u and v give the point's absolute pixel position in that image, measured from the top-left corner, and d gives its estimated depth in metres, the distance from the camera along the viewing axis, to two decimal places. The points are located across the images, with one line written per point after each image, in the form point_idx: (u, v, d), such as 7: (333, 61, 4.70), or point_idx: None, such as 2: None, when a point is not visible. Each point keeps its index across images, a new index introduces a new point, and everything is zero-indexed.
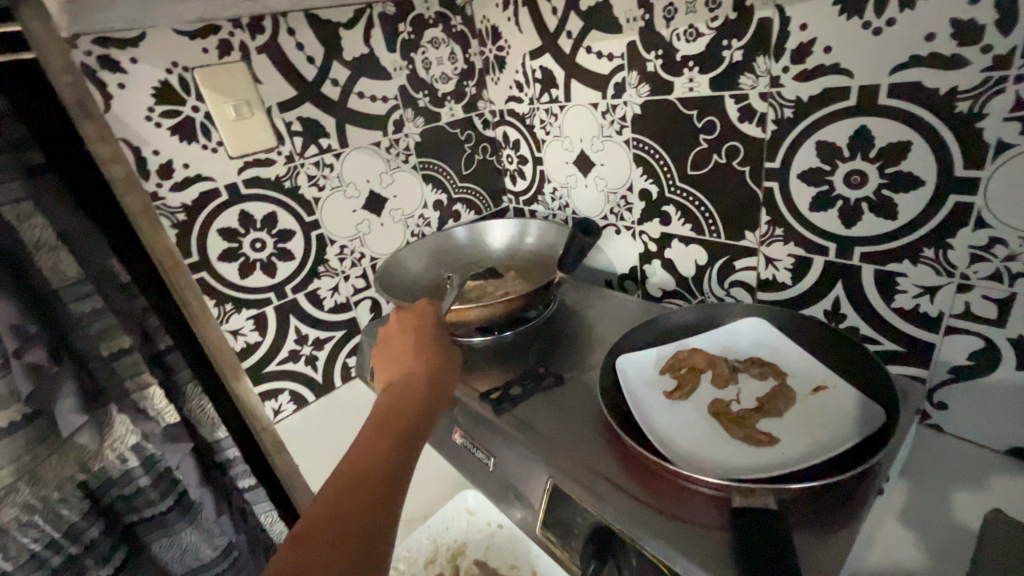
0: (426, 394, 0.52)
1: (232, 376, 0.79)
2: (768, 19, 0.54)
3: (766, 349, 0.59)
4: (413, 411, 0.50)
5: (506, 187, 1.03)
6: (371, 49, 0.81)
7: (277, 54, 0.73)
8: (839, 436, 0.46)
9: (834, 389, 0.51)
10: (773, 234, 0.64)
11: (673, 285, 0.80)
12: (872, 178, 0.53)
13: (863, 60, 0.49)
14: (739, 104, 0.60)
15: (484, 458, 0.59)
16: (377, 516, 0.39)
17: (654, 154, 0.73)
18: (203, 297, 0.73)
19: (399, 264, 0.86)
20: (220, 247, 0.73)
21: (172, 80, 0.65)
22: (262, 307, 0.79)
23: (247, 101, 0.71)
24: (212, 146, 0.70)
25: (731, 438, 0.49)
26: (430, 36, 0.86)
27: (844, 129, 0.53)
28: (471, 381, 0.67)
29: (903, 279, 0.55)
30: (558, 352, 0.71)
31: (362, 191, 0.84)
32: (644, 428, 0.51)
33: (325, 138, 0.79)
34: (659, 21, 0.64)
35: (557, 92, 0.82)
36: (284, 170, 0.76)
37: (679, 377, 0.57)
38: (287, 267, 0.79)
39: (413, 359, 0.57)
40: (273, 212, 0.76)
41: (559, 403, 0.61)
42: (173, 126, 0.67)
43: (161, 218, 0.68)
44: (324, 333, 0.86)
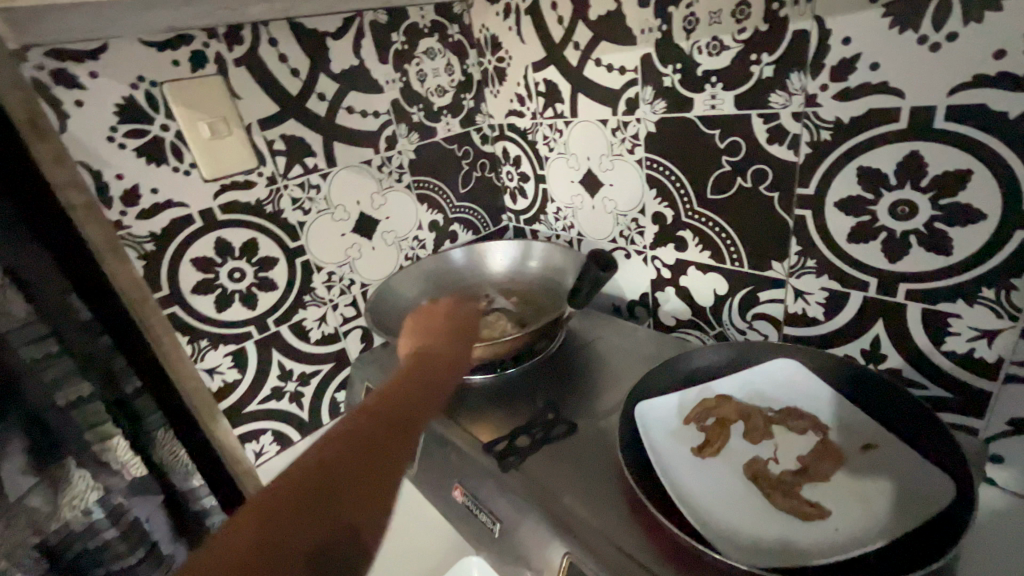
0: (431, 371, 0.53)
1: (209, 418, 0.71)
2: (804, 32, 0.49)
3: (802, 396, 0.53)
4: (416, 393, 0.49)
5: (505, 205, 0.97)
6: (361, 60, 0.74)
7: (257, 67, 0.66)
8: (902, 510, 0.40)
9: (886, 448, 0.45)
10: (804, 265, 0.58)
11: (689, 315, 0.74)
12: (922, 209, 0.47)
13: (917, 78, 0.44)
14: (769, 124, 0.54)
15: (489, 522, 0.52)
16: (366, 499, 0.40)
17: (670, 176, 0.67)
18: (175, 333, 0.66)
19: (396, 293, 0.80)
20: (194, 278, 0.66)
21: (138, 95, 0.59)
22: (242, 342, 0.72)
23: (224, 118, 0.64)
24: (185, 168, 0.63)
25: (773, 509, 0.43)
26: (425, 46, 0.80)
27: (891, 154, 0.47)
28: (473, 428, 0.60)
29: (956, 321, 0.49)
30: (567, 393, 0.65)
31: (352, 214, 0.78)
32: (673, 496, 0.45)
33: (311, 157, 0.72)
34: (677, 32, 0.58)
35: (562, 107, 0.76)
36: (265, 192, 0.69)
37: (707, 430, 0.51)
38: (269, 297, 0.73)
39: (439, 342, 0.58)
40: (253, 238, 0.70)
41: (573, 457, 0.54)
42: (139, 146, 0.60)
43: (126, 249, 0.61)
44: (310, 366, 0.80)
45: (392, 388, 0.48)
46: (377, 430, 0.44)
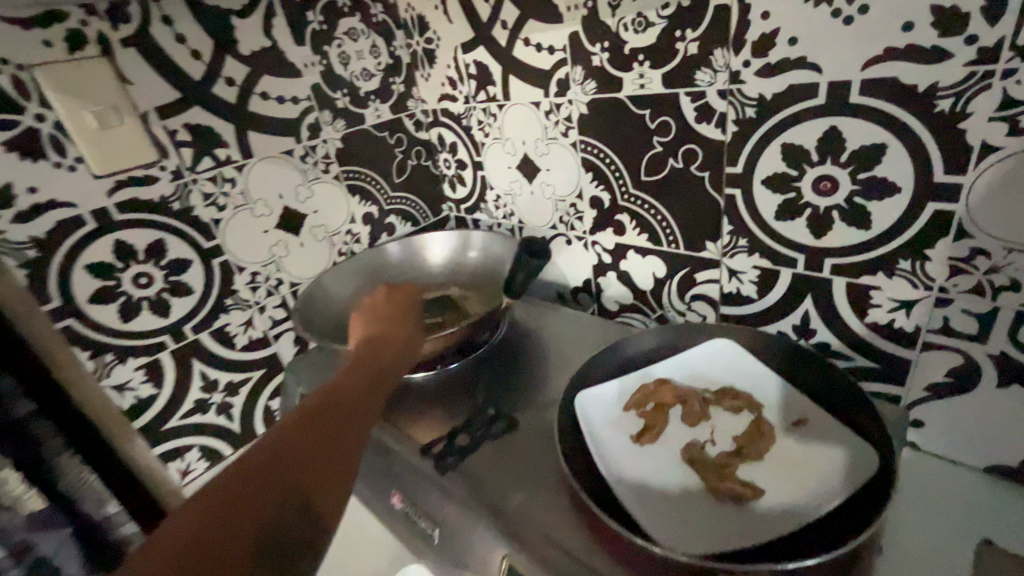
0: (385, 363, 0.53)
1: (122, 437, 0.66)
2: (725, 6, 0.48)
3: (736, 374, 0.53)
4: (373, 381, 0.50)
5: (445, 195, 0.94)
6: (273, 41, 0.69)
7: (151, 48, 0.59)
8: (830, 485, 0.40)
9: (815, 422, 0.46)
10: (737, 244, 0.58)
11: (631, 299, 0.74)
12: (843, 184, 0.48)
13: (832, 51, 0.44)
14: (696, 103, 0.54)
15: (428, 528, 0.50)
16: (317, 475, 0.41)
17: (605, 159, 0.65)
18: (73, 348, 0.60)
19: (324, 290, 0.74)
20: (91, 286, 0.59)
21: (2, 81, 0.51)
22: (155, 353, 0.65)
23: (114, 106, 0.58)
24: (69, 163, 0.56)
25: (711, 492, 0.43)
26: (346, 26, 0.75)
27: (811, 130, 0.47)
28: (411, 430, 0.58)
29: (877, 293, 0.50)
30: (509, 386, 0.63)
31: (274, 209, 0.73)
32: (613, 488, 0.44)
33: (222, 148, 0.66)
34: (603, 9, 0.56)
35: (495, 90, 0.73)
36: (170, 188, 0.63)
37: (646, 416, 0.50)
38: (183, 303, 0.67)
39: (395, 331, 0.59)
40: (160, 239, 0.63)
41: (514, 452, 0.53)
42: (8, 140, 0.52)
43: (2, 256, 0.54)
44: (238, 375, 0.74)
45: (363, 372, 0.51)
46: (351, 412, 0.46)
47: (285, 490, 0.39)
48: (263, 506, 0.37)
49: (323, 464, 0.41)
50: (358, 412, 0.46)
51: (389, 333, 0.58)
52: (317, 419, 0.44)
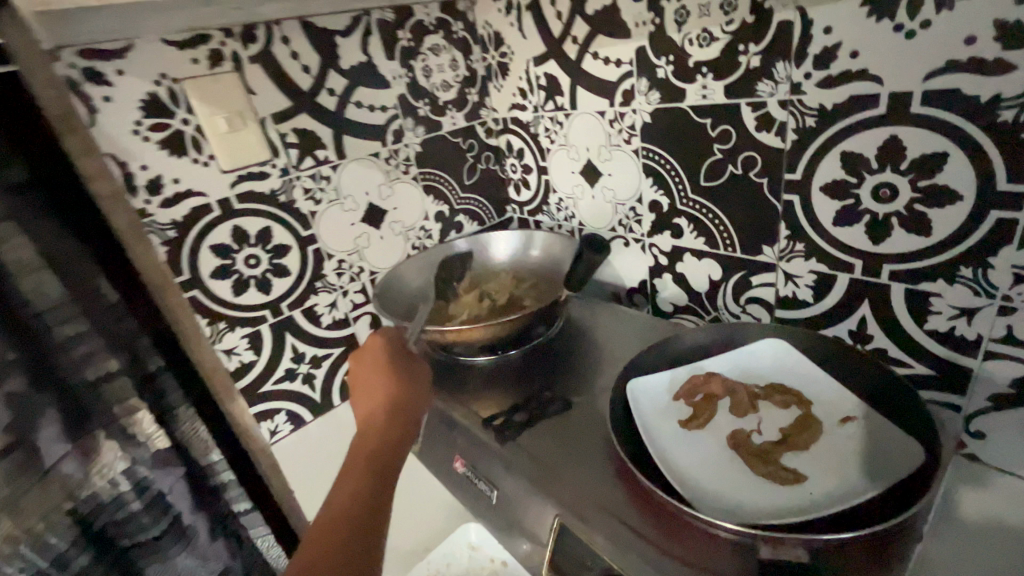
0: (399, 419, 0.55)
1: (225, 396, 0.76)
2: (789, 22, 0.51)
3: (786, 372, 0.55)
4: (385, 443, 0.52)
5: (509, 197, 1.00)
6: (369, 56, 0.78)
7: (272, 63, 0.70)
8: (873, 476, 0.42)
9: (864, 420, 0.47)
10: (793, 249, 0.60)
11: (685, 301, 0.77)
12: (903, 191, 0.49)
13: (894, 64, 0.46)
14: (757, 112, 0.56)
15: (487, 490, 0.56)
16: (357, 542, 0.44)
17: (666, 165, 0.69)
18: (196, 315, 0.71)
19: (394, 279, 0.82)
20: (213, 264, 0.70)
21: (161, 91, 0.63)
22: (257, 325, 0.76)
23: (241, 112, 0.68)
24: (204, 159, 0.67)
25: (754, 475, 0.45)
26: (431, 43, 0.83)
27: (872, 139, 0.49)
28: (474, 405, 0.64)
29: (937, 299, 0.51)
30: (564, 374, 0.67)
31: (360, 204, 0.82)
32: (659, 463, 0.47)
33: (322, 149, 0.76)
34: (670, 25, 0.60)
35: (562, 100, 0.79)
36: (279, 182, 0.73)
37: (694, 405, 0.54)
38: (282, 283, 0.76)
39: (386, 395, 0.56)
40: (267, 227, 0.74)
41: (567, 430, 0.57)
42: (162, 140, 0.64)
43: (150, 235, 0.65)
44: (321, 350, 0.83)
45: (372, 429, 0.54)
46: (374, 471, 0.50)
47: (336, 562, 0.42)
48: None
49: (349, 532, 0.44)
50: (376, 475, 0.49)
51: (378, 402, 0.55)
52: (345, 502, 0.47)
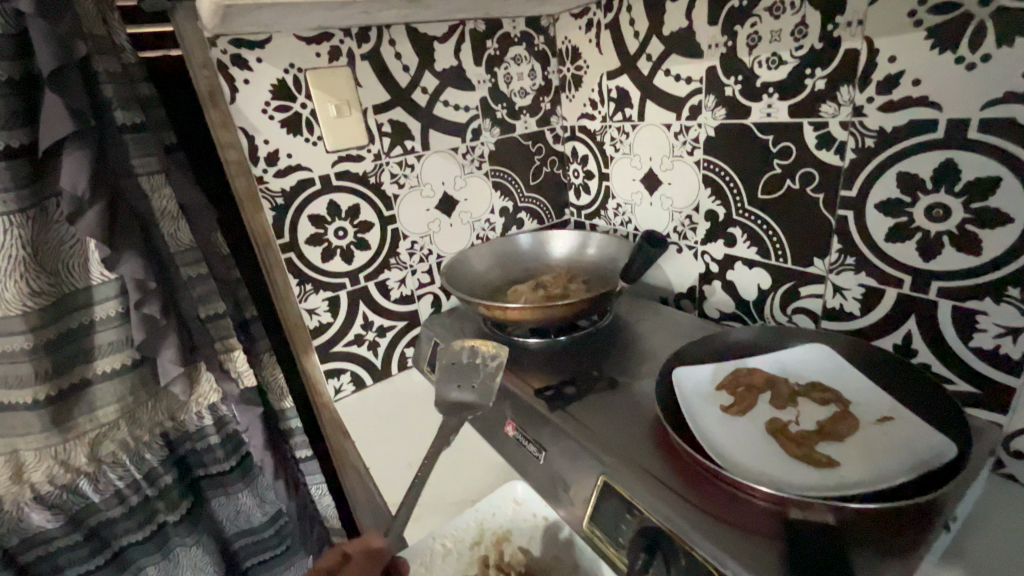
0: None
1: (302, 351, 0.85)
2: (855, 50, 0.55)
3: (829, 374, 0.58)
4: None
5: (569, 200, 1.07)
6: (459, 61, 0.87)
7: (379, 62, 0.80)
8: (904, 465, 0.45)
9: (901, 419, 0.50)
10: (844, 262, 0.64)
11: (732, 308, 0.81)
12: (955, 212, 0.52)
13: (954, 92, 0.49)
14: (819, 132, 0.61)
15: (535, 451, 0.61)
16: None
17: (725, 176, 0.74)
18: (289, 276, 0.80)
19: (468, 270, 0.91)
20: (308, 231, 0.80)
21: (287, 79, 0.73)
22: (337, 291, 0.85)
23: (348, 102, 0.78)
24: (313, 140, 0.77)
25: (788, 455, 0.49)
26: (514, 53, 0.91)
27: (927, 161, 0.53)
28: (526, 377, 0.70)
29: (983, 318, 0.53)
30: (612, 358, 0.73)
31: (436, 193, 0.90)
32: (697, 437, 0.52)
33: (410, 140, 0.85)
34: (742, 48, 0.66)
35: (631, 112, 0.85)
36: (371, 166, 0.82)
37: (736, 394, 0.58)
38: (363, 256, 0.85)
39: None
40: (356, 204, 0.83)
41: (612, 406, 0.62)
42: (283, 119, 0.74)
43: (262, 200, 0.75)
44: (387, 321, 0.92)
45: None
46: None
47: None
48: None
49: None
50: None
51: None
52: None
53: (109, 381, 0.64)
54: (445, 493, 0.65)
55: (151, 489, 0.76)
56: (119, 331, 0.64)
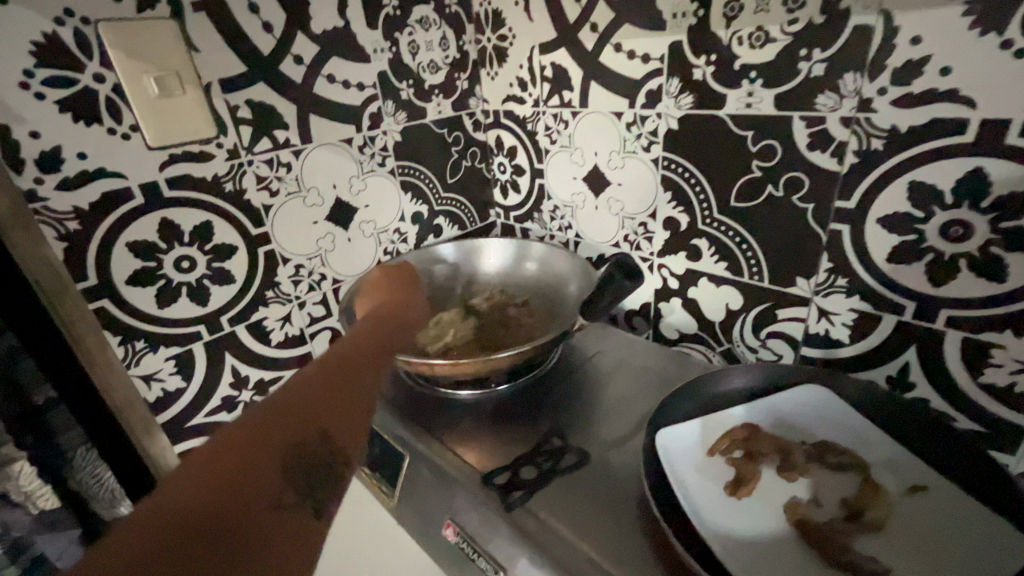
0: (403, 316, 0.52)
1: (143, 432, 0.59)
2: (866, 28, 0.44)
3: (836, 427, 0.48)
4: (382, 320, 0.50)
5: (495, 200, 0.89)
6: (346, 22, 0.64)
7: (223, 15, 0.55)
8: (969, 568, 0.35)
9: (938, 490, 0.41)
10: (833, 284, 0.54)
11: (695, 329, 0.70)
12: (978, 231, 0.44)
13: (993, 87, 0.40)
14: (812, 129, 0.50)
15: (490, 569, 0.45)
16: (335, 417, 0.39)
17: (690, 179, 0.61)
18: (104, 331, 0.54)
19: None
20: (130, 266, 0.54)
21: (64, 35, 0.47)
22: (187, 344, 0.60)
23: (177, 73, 0.53)
24: (123, 131, 0.51)
25: (824, 561, 0.38)
26: (420, 14, 0.71)
27: (949, 170, 0.43)
28: (467, 451, 0.53)
29: (999, 352, 0.46)
30: (569, 412, 0.58)
31: (326, 199, 0.68)
32: (709, 544, 0.39)
33: (282, 130, 0.62)
34: (716, 19, 0.52)
35: (571, 96, 0.69)
36: (225, 167, 0.58)
37: (736, 464, 0.46)
38: (224, 292, 0.62)
39: (402, 296, 0.58)
40: (207, 222, 0.58)
41: (586, 493, 0.48)
42: (63, 100, 0.48)
43: (42, 226, 0.49)
44: (269, 373, 0.69)
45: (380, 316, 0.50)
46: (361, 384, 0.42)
47: (315, 417, 0.38)
48: (282, 455, 0.35)
49: (342, 397, 0.40)
50: (351, 403, 0.40)
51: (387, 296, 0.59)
52: (341, 359, 0.43)
53: None
54: None
55: None
56: None
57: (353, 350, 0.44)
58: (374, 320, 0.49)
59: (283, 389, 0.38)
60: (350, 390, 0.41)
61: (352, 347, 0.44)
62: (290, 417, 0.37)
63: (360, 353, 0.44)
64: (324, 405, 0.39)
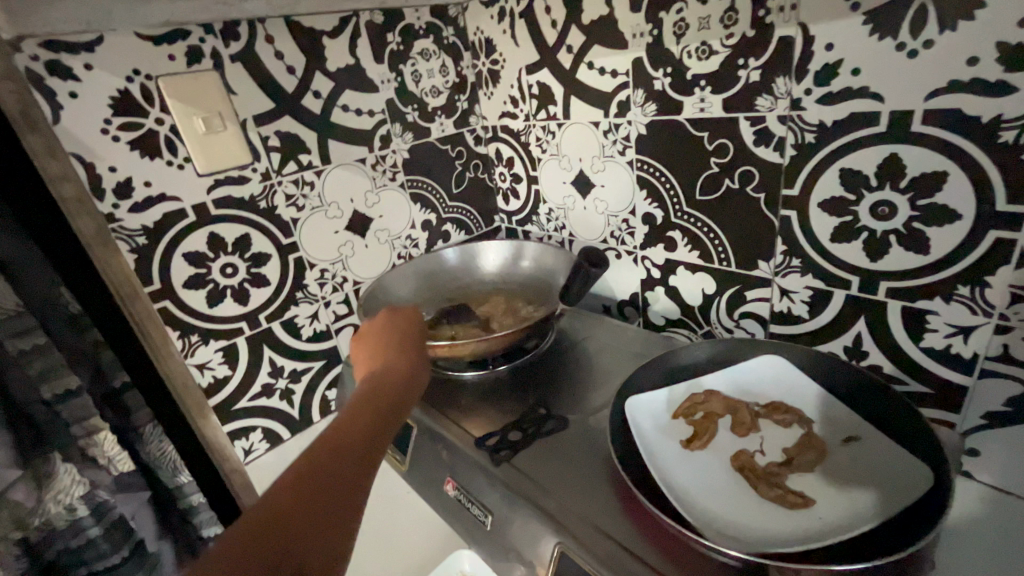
0: (400, 403, 0.47)
1: (198, 415, 0.71)
2: (789, 38, 0.50)
3: (787, 391, 0.54)
4: (380, 420, 0.45)
5: (498, 206, 0.98)
6: (357, 59, 0.75)
7: (254, 63, 0.66)
8: (882, 498, 0.41)
9: (869, 440, 0.47)
10: (789, 264, 0.60)
11: (678, 314, 0.76)
12: (901, 209, 0.49)
13: (896, 82, 0.46)
14: (755, 127, 0.56)
15: (481, 515, 0.53)
16: (340, 500, 0.38)
17: (661, 178, 0.68)
18: (166, 328, 0.66)
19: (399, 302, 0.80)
20: (186, 273, 0.66)
21: (133, 89, 0.59)
22: (232, 338, 0.71)
23: (220, 113, 0.65)
24: (179, 162, 0.63)
25: (759, 498, 0.44)
26: (421, 47, 0.81)
27: (870, 157, 0.49)
28: (466, 421, 0.62)
29: (933, 317, 0.51)
30: (558, 389, 0.66)
31: (345, 212, 0.78)
32: (660, 483, 0.46)
33: (306, 154, 0.73)
34: (668, 37, 0.60)
35: (555, 109, 0.78)
36: (259, 188, 0.69)
37: (695, 423, 0.53)
38: (261, 293, 0.73)
39: (394, 363, 0.51)
40: (246, 234, 0.70)
41: (563, 451, 0.55)
42: (133, 140, 0.59)
43: (118, 242, 0.61)
44: (301, 364, 0.79)
45: (378, 404, 0.46)
46: (344, 471, 0.40)
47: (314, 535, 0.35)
48: None
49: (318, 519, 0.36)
50: (341, 499, 0.38)
51: (375, 367, 0.51)
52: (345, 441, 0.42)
53: None
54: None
55: None
56: None
57: (346, 452, 0.41)
58: (359, 409, 0.45)
59: (274, 486, 0.36)
60: (339, 487, 0.38)
61: (333, 446, 0.41)
62: (311, 484, 0.37)
63: (348, 462, 0.40)
64: (304, 520, 0.35)
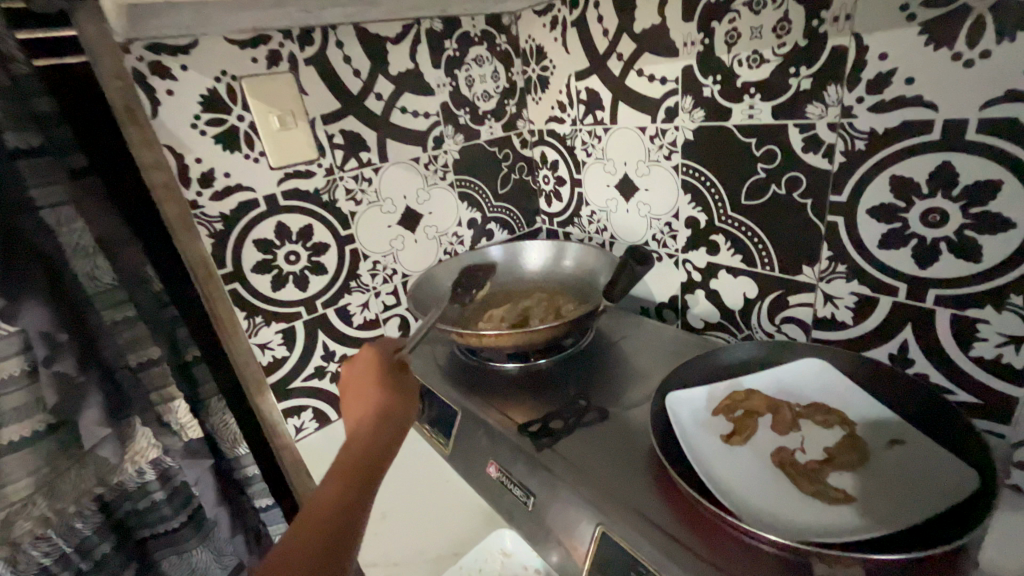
0: (375, 472, 0.48)
1: (256, 391, 0.76)
2: (842, 48, 0.52)
3: (829, 393, 0.55)
4: (355, 494, 0.46)
5: (540, 208, 1.01)
6: (416, 64, 0.80)
7: (325, 66, 0.72)
8: (925, 497, 0.42)
9: (912, 442, 0.47)
10: (834, 270, 0.61)
11: (717, 318, 0.77)
12: (953, 217, 0.50)
13: (951, 91, 0.46)
14: (805, 134, 0.57)
15: (523, 496, 0.56)
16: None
17: (706, 182, 0.70)
18: (234, 308, 0.71)
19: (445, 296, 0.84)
20: (255, 258, 0.71)
21: (220, 88, 0.65)
22: (291, 321, 0.76)
23: (292, 112, 0.70)
24: (254, 156, 0.69)
25: (799, 493, 0.45)
26: (475, 53, 0.85)
27: (922, 164, 0.50)
28: (508, 409, 0.64)
29: (984, 326, 0.51)
30: (597, 384, 0.68)
31: (398, 207, 0.83)
32: (700, 473, 0.48)
33: (366, 152, 0.77)
34: (720, 45, 0.62)
35: (603, 115, 0.80)
36: (323, 182, 0.74)
37: (735, 420, 0.54)
38: (319, 280, 0.77)
39: (370, 427, 0.51)
40: (309, 225, 0.75)
41: (603, 441, 0.58)
42: (217, 134, 0.65)
43: (198, 227, 0.66)
44: (351, 349, 0.84)
45: (352, 477, 0.47)
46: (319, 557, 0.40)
47: None
48: None
49: None
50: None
51: (356, 431, 0.51)
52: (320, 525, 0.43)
53: (18, 452, 0.54)
54: (429, 548, 0.59)
55: (87, 562, 0.64)
56: (26, 394, 0.54)
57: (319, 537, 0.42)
58: (333, 487, 0.46)
59: None
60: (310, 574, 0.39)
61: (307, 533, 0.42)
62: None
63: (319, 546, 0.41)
64: None
